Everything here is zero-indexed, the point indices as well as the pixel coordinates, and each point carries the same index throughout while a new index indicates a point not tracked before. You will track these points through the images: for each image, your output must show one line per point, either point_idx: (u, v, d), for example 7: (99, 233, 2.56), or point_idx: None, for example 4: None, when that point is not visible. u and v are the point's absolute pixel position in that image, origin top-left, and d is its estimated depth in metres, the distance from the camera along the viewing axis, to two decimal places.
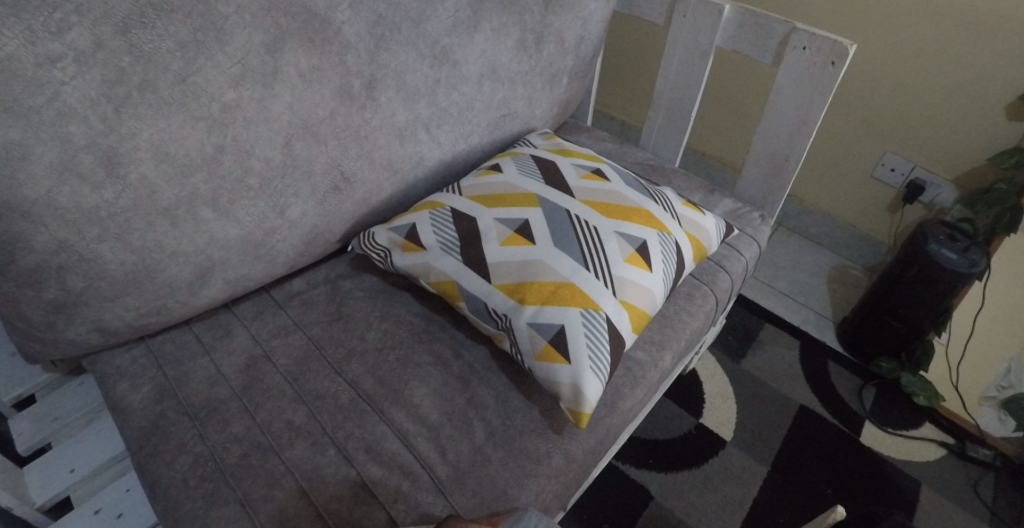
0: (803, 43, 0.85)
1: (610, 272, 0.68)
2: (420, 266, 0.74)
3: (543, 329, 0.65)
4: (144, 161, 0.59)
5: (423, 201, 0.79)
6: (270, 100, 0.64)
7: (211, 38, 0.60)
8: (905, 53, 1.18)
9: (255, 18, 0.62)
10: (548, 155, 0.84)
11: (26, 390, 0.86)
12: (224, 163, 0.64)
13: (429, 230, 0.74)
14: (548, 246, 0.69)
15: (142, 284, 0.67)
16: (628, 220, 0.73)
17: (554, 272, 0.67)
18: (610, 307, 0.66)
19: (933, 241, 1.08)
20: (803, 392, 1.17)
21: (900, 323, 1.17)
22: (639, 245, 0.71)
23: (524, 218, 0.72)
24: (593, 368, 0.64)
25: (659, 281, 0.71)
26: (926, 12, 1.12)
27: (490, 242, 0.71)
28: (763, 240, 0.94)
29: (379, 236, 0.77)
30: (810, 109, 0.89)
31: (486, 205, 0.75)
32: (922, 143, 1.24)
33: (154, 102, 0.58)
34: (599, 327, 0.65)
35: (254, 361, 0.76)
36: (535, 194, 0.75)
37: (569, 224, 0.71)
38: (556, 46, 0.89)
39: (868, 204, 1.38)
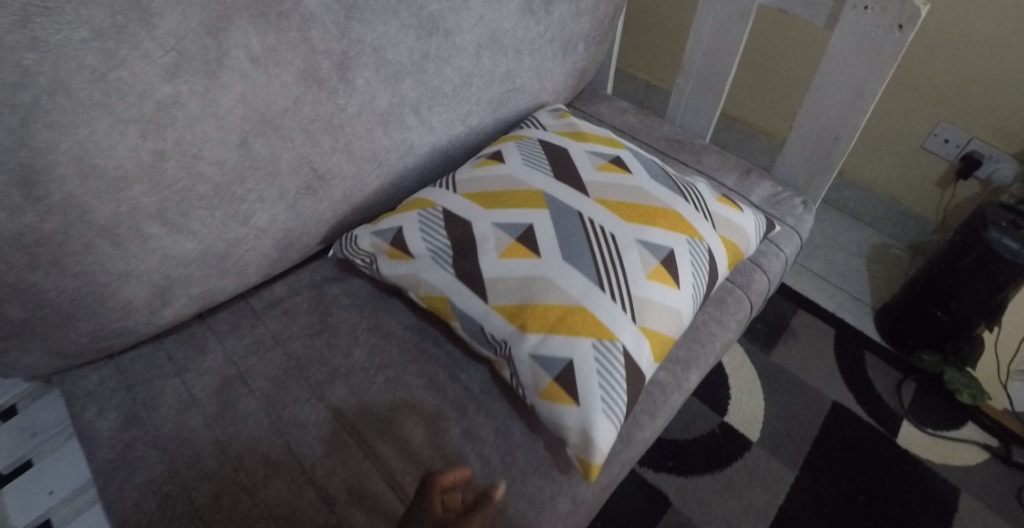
0: (865, 2, 0.71)
1: (629, 292, 0.58)
2: (409, 278, 0.64)
3: (549, 364, 0.56)
4: (68, 177, 0.50)
5: (412, 199, 0.68)
6: (216, 93, 0.53)
7: (136, 20, 0.49)
8: (970, 10, 1.04)
9: None
10: (558, 139, 0.73)
11: (7, 398, 0.79)
12: (168, 171, 0.54)
13: (418, 236, 0.64)
14: (556, 260, 0.59)
15: (89, 309, 0.58)
16: (651, 225, 0.63)
17: (562, 294, 0.58)
18: (628, 336, 0.57)
19: (993, 227, 0.96)
20: (838, 387, 1.08)
21: (946, 315, 1.06)
22: (665, 256, 0.61)
23: (529, 223, 0.62)
24: (605, 410, 0.55)
25: (686, 299, 0.61)
26: None
27: (488, 253, 0.61)
28: (806, 232, 0.82)
29: (362, 242, 0.67)
30: (869, 80, 0.75)
31: (485, 207, 0.64)
32: (982, 111, 1.11)
33: (71, 107, 0.48)
34: (614, 362, 0.56)
35: (228, 383, 0.68)
36: (543, 192, 0.65)
37: (582, 232, 0.61)
38: (570, 7, 0.76)
39: (918, 177, 1.25)
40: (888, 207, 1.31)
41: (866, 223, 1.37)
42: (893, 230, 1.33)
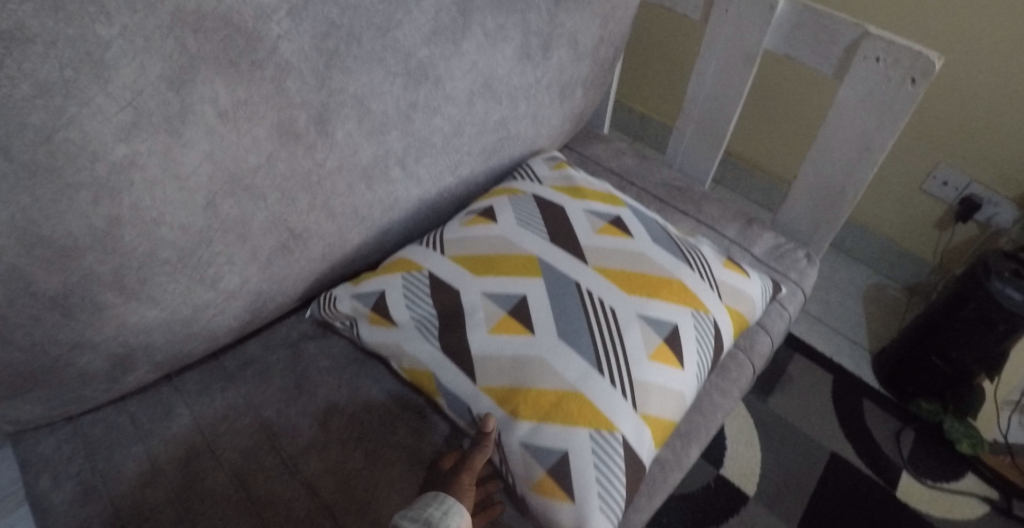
0: (876, 53, 0.67)
1: (630, 374, 0.54)
2: (390, 348, 0.59)
3: (541, 455, 0.51)
4: (8, 248, 0.44)
5: (397, 258, 0.64)
6: (179, 151, 0.48)
7: (88, 74, 0.43)
8: (973, 54, 1.02)
9: (151, 42, 0.45)
10: (555, 196, 0.68)
11: None
12: (124, 237, 0.49)
13: (402, 302, 0.59)
14: (551, 338, 0.55)
15: (35, 382, 0.53)
16: (654, 297, 0.59)
17: (557, 377, 0.53)
18: (628, 424, 0.52)
19: (996, 279, 0.93)
20: (836, 436, 1.05)
21: (946, 364, 1.03)
22: (668, 333, 0.57)
23: (521, 294, 0.57)
24: (602, 507, 0.51)
25: (690, 379, 0.57)
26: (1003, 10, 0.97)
27: (477, 327, 0.56)
28: (809, 287, 0.78)
29: (342, 304, 0.63)
30: (878, 133, 0.71)
31: (474, 273, 0.60)
32: (983, 155, 1.09)
33: (10, 171, 0.42)
34: (613, 454, 0.51)
35: (195, 454, 0.62)
36: (537, 258, 0.60)
37: (579, 305, 0.57)
38: (568, 50, 0.72)
39: (914, 218, 1.23)
40: (884, 246, 1.29)
41: (862, 262, 1.34)
42: (890, 270, 1.30)
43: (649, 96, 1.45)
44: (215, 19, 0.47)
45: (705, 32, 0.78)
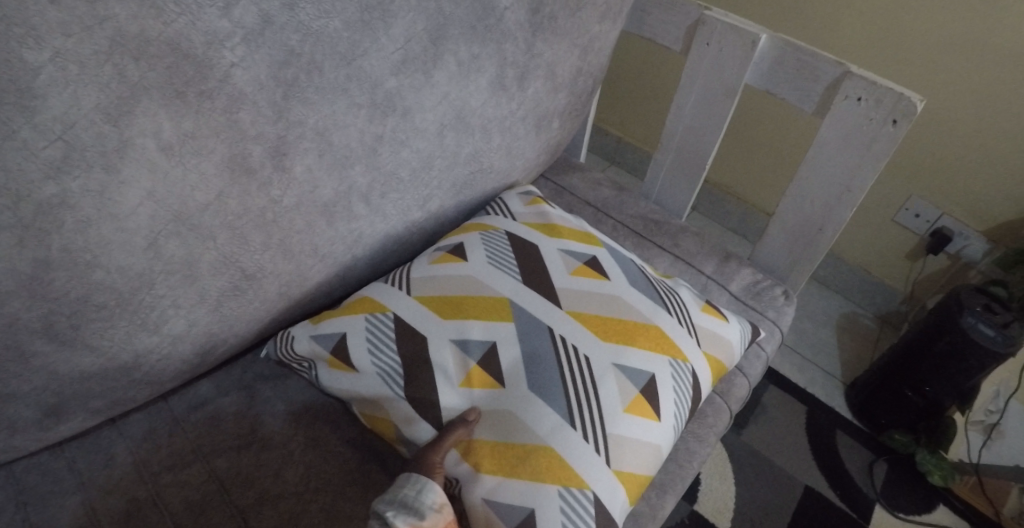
0: (858, 92, 0.66)
1: (603, 429, 0.51)
2: (351, 395, 0.55)
3: (506, 514, 0.48)
4: None
5: (360, 296, 0.59)
6: (118, 189, 0.44)
7: (11, 105, 0.39)
8: (946, 91, 1.03)
9: (87, 69, 0.41)
10: (528, 233, 0.66)
11: None
12: (54, 281, 0.44)
13: (362, 348, 0.55)
14: (522, 389, 0.52)
15: None
16: (631, 345, 0.56)
17: (527, 432, 0.50)
18: (601, 482, 0.50)
19: (969, 313, 0.93)
20: (810, 469, 1.03)
21: (918, 398, 1.02)
22: (645, 384, 0.54)
23: (492, 342, 0.54)
24: None
25: (667, 432, 0.55)
26: (977, 50, 0.98)
27: (444, 377, 0.53)
28: (786, 326, 0.77)
29: (297, 344, 0.58)
30: (858, 173, 0.70)
31: (442, 317, 0.56)
32: (954, 190, 1.10)
33: None
34: (583, 514, 0.48)
35: (135, 507, 0.57)
36: (509, 300, 0.57)
37: (553, 353, 0.54)
38: (544, 81, 0.70)
39: (885, 249, 1.23)
40: (857, 276, 1.29)
41: (835, 290, 1.34)
42: (862, 299, 1.31)
43: (626, 119, 1.44)
44: (161, 44, 0.43)
45: (686, 65, 0.76)
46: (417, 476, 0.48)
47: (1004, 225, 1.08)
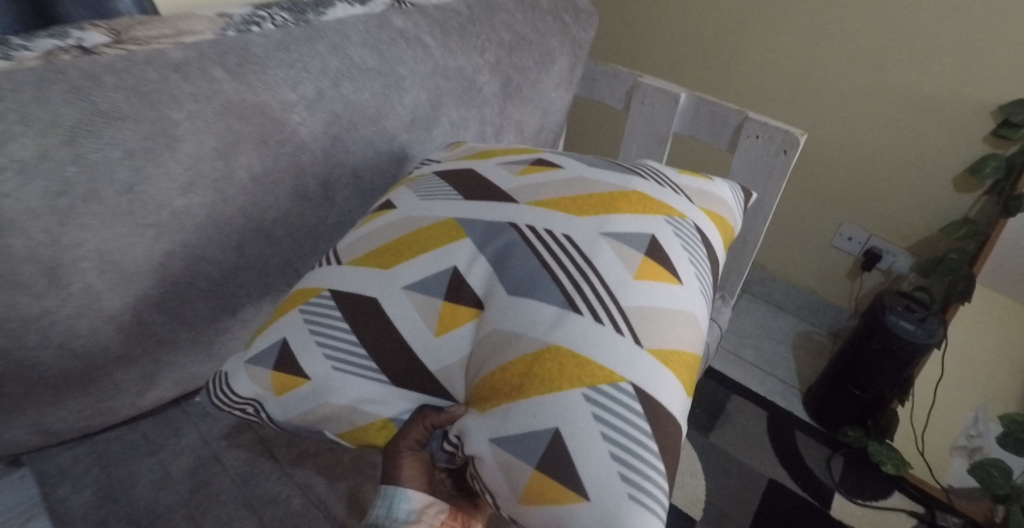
0: (756, 131, 0.87)
1: (616, 302, 0.52)
2: (315, 408, 0.56)
3: (530, 450, 0.48)
4: (88, 270, 0.59)
5: (291, 300, 0.60)
6: (221, 205, 0.65)
7: (161, 146, 0.60)
8: (859, 131, 1.27)
9: (208, 122, 0.62)
10: (455, 165, 0.67)
11: None
12: (173, 268, 0.65)
13: (314, 352, 0.56)
14: (505, 297, 0.53)
15: (85, 385, 0.67)
16: (614, 212, 0.57)
17: (527, 343, 0.51)
18: (631, 368, 0.50)
19: (891, 312, 1.09)
20: (773, 465, 1.17)
21: (864, 394, 1.17)
22: (645, 246, 0.56)
23: (452, 263, 0.56)
24: (633, 494, 0.47)
25: (687, 283, 0.56)
26: (876, 95, 1.22)
27: (415, 329, 0.55)
28: (723, 320, 0.97)
29: (238, 381, 0.58)
30: (765, 196, 0.91)
31: (384, 268, 0.58)
32: (878, 215, 1.32)
33: (99, 212, 0.58)
34: (625, 407, 0.49)
35: (203, 463, 0.74)
36: (456, 220, 0.59)
37: (531, 252, 0.55)
38: (516, 135, 0.95)
39: (828, 271, 1.45)
40: (806, 298, 1.50)
41: (790, 313, 1.54)
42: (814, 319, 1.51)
43: None
44: (253, 109, 0.65)
45: (625, 119, 0.99)
46: (389, 488, 0.55)
47: (922, 242, 1.30)
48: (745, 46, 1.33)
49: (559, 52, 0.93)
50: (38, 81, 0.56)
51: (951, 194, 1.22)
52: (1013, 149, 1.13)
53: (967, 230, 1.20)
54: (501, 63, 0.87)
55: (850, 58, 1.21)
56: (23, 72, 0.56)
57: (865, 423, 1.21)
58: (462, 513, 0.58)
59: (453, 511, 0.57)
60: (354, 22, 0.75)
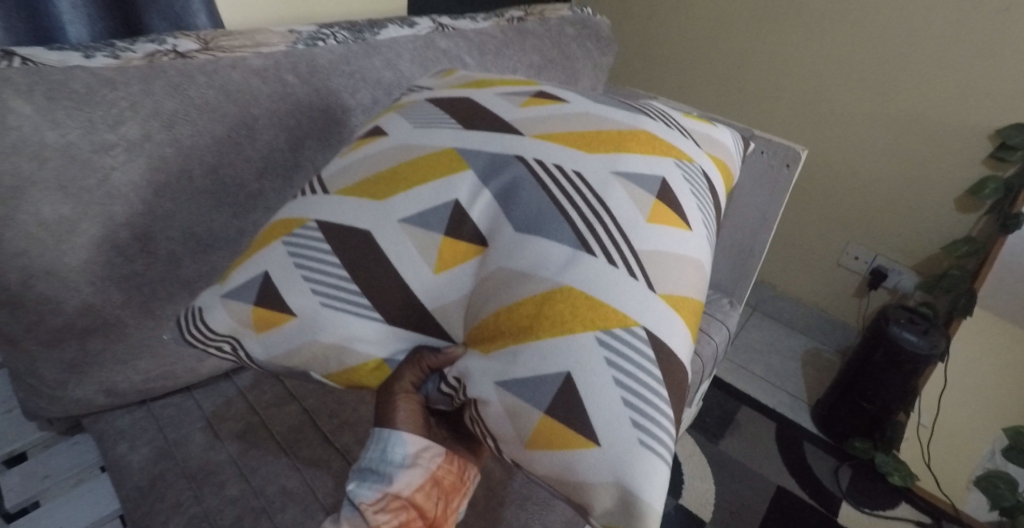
0: (761, 147, 0.96)
1: (628, 239, 0.52)
2: (301, 344, 0.55)
3: (540, 396, 0.49)
4: (173, 239, 0.70)
5: (273, 229, 0.58)
6: (289, 190, 0.77)
7: (243, 135, 0.72)
8: (866, 155, 1.44)
9: (281, 119, 0.74)
10: (452, 93, 0.65)
11: (18, 447, 0.87)
12: (244, 243, 0.75)
13: (301, 287, 0.55)
14: (511, 234, 0.52)
15: (153, 349, 0.75)
16: (625, 150, 0.57)
17: (536, 283, 0.50)
18: (644, 314, 0.50)
19: (894, 324, 1.15)
20: (780, 472, 1.21)
21: (870, 404, 1.22)
22: (655, 188, 0.55)
23: (455, 194, 0.54)
24: (643, 439, 0.49)
25: (696, 225, 0.57)
26: (880, 122, 1.39)
27: (415, 266, 0.54)
28: (732, 324, 1.04)
29: (214, 316, 0.56)
30: (769, 207, 0.99)
31: (379, 197, 0.55)
32: (885, 234, 1.48)
33: (189, 190, 0.69)
34: (635, 349, 0.49)
35: (250, 428, 0.80)
36: (454, 149, 0.57)
37: (540, 188, 0.53)
38: None
39: (837, 291, 1.62)
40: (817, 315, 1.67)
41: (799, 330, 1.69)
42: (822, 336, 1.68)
43: None
44: (318, 115, 0.78)
45: None
46: (384, 432, 0.57)
47: (926, 259, 1.46)
48: (760, 84, 1.53)
49: (581, 75, 1.04)
50: (143, 79, 0.66)
51: (953, 213, 1.38)
52: (1009, 170, 1.29)
53: (969, 247, 1.32)
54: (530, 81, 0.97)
55: (857, 90, 1.40)
56: (132, 69, 0.67)
57: (871, 436, 1.25)
58: (456, 456, 0.61)
59: (449, 455, 0.60)
60: (405, 42, 0.87)
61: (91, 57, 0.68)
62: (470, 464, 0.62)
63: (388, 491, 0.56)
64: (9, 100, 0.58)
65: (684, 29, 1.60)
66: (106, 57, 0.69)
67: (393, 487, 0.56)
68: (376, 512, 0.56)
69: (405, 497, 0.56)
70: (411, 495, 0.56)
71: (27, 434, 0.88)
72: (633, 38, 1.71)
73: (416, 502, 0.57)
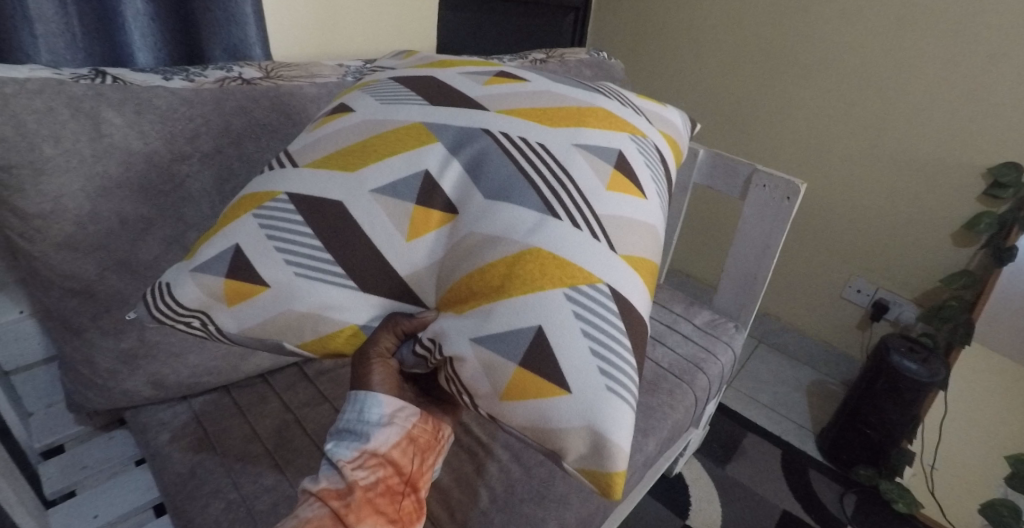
0: (763, 181, 1.04)
1: (589, 201, 0.60)
2: (276, 314, 0.59)
3: (513, 349, 0.54)
4: None
5: (242, 202, 0.61)
6: None
7: None
8: (861, 190, 1.53)
9: None
10: (415, 75, 0.71)
11: (59, 439, 0.93)
12: None
13: (275, 258, 0.58)
14: (481, 201, 0.58)
15: (202, 343, 0.82)
16: (583, 125, 0.65)
17: (506, 247, 0.56)
18: (608, 275, 0.57)
19: (895, 353, 1.28)
20: (786, 499, 1.30)
21: (874, 431, 1.33)
22: (613, 160, 0.64)
23: (424, 165, 0.60)
24: (610, 386, 0.54)
25: (649, 191, 0.65)
26: (871, 158, 1.50)
27: (387, 234, 0.58)
28: (738, 347, 1.10)
29: (184, 291, 0.58)
30: (771, 236, 1.06)
31: (349, 170, 0.60)
32: (882, 268, 1.56)
33: None
34: (598, 304, 0.56)
35: (286, 425, 0.86)
36: (422, 122, 0.63)
37: (508, 159, 0.60)
38: None
39: (841, 326, 1.68)
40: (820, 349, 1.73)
41: (806, 363, 1.77)
42: (828, 370, 1.74)
43: None
44: None
45: None
46: (361, 394, 0.61)
47: (925, 293, 1.52)
48: (759, 129, 1.66)
49: None
50: (215, 101, 0.75)
51: (953, 246, 1.44)
52: (1003, 206, 1.36)
53: (966, 279, 1.39)
54: None
55: (847, 130, 1.51)
56: (208, 92, 0.76)
57: (876, 465, 1.36)
58: (431, 421, 0.66)
59: (424, 416, 0.65)
60: None
61: (170, 80, 0.79)
62: (442, 427, 0.67)
63: (365, 448, 0.60)
64: (103, 112, 0.67)
65: (690, 74, 1.73)
66: (183, 80, 0.80)
67: (370, 444, 0.60)
68: (354, 468, 0.59)
69: (382, 454, 0.60)
70: (387, 451, 0.61)
71: (67, 428, 0.94)
72: (643, 79, 1.84)
73: (392, 458, 0.61)
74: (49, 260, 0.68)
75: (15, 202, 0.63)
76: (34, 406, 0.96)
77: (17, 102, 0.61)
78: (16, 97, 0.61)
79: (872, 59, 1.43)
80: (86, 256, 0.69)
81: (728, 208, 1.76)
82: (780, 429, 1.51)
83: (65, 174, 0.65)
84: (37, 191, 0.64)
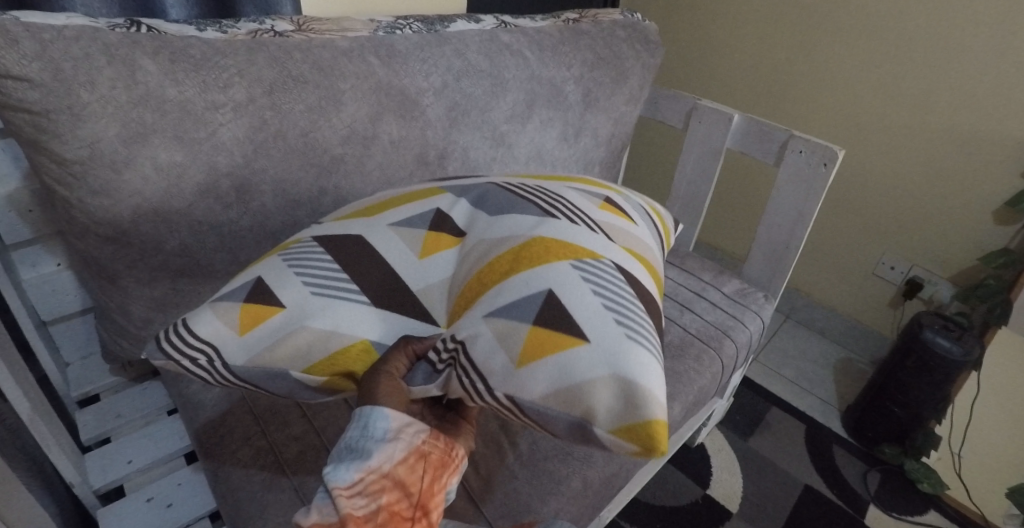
0: (800, 147, 1.01)
1: (588, 214, 0.65)
2: (287, 335, 0.56)
3: (525, 312, 0.53)
4: (266, 193, 0.78)
5: (269, 252, 0.63)
6: (366, 157, 0.84)
7: (332, 105, 0.79)
8: (899, 169, 1.49)
9: (365, 95, 0.82)
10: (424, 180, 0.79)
11: (94, 388, 0.96)
12: (324, 203, 0.82)
13: (293, 281, 0.58)
14: (487, 218, 0.63)
15: None
16: (572, 181, 0.73)
17: (514, 240, 0.58)
18: (612, 255, 0.60)
19: (929, 330, 1.26)
20: (809, 474, 1.32)
21: (902, 411, 1.32)
22: (604, 196, 0.71)
23: (435, 208, 0.65)
24: (631, 337, 0.53)
25: (638, 222, 0.70)
26: (912, 135, 1.45)
27: (402, 254, 0.60)
28: (766, 317, 1.08)
29: (200, 320, 0.57)
30: (807, 203, 1.03)
31: (370, 217, 0.65)
32: (919, 249, 1.52)
33: (283, 148, 0.77)
34: (605, 276, 0.57)
35: None
36: (434, 187, 0.70)
37: (508, 191, 0.66)
38: (591, 139, 1.10)
39: (874, 304, 1.65)
40: (849, 325, 1.71)
41: (833, 340, 1.76)
42: (856, 347, 1.72)
43: (649, 190, 2.02)
44: (395, 91, 0.85)
45: (684, 135, 1.16)
46: (365, 408, 0.53)
47: (961, 271, 1.49)
48: (793, 105, 1.63)
49: (631, 74, 1.12)
50: (249, 52, 0.75)
51: (992, 226, 1.40)
52: None
53: (1005, 259, 1.34)
54: (584, 77, 1.05)
55: (885, 107, 1.47)
56: (240, 43, 0.75)
57: (901, 444, 1.36)
58: (445, 442, 0.57)
59: (434, 432, 0.56)
60: (472, 36, 0.96)
61: (203, 30, 0.79)
62: (457, 446, 0.58)
63: (366, 469, 0.51)
64: (138, 59, 0.67)
65: (724, 40, 1.70)
66: (215, 31, 0.80)
67: (372, 464, 0.51)
68: (352, 495, 0.50)
69: (386, 474, 0.52)
70: (392, 471, 0.52)
71: (103, 377, 0.97)
72: (676, 46, 1.81)
73: (397, 479, 0.52)
74: (85, 207, 0.69)
75: (55, 146, 0.64)
76: (71, 355, 0.98)
77: (55, 47, 0.62)
78: (54, 43, 0.62)
79: (911, 31, 1.39)
80: (122, 203, 0.70)
81: (762, 178, 1.72)
82: (805, 405, 1.51)
83: (100, 119, 0.65)
84: (73, 135, 0.64)
